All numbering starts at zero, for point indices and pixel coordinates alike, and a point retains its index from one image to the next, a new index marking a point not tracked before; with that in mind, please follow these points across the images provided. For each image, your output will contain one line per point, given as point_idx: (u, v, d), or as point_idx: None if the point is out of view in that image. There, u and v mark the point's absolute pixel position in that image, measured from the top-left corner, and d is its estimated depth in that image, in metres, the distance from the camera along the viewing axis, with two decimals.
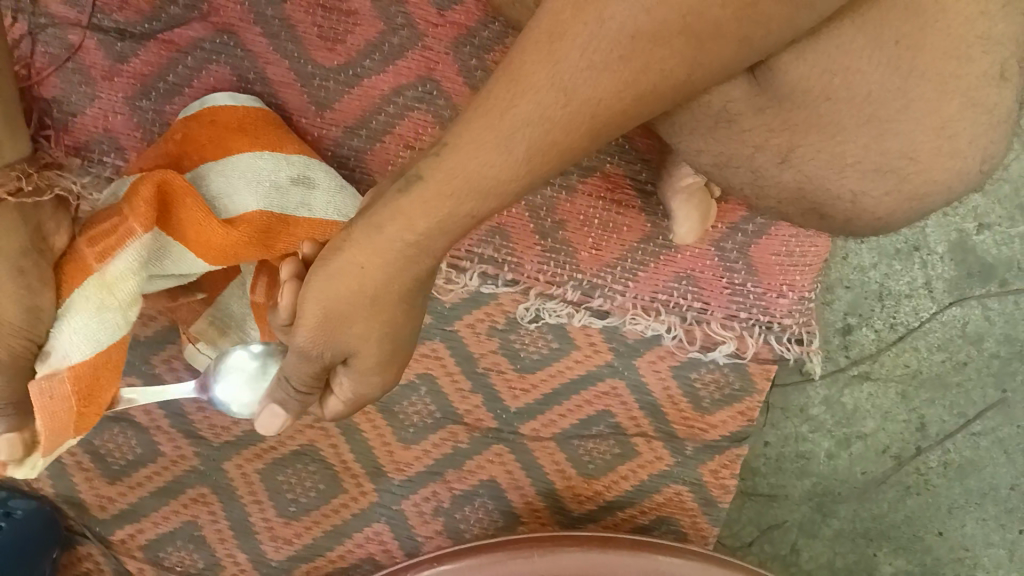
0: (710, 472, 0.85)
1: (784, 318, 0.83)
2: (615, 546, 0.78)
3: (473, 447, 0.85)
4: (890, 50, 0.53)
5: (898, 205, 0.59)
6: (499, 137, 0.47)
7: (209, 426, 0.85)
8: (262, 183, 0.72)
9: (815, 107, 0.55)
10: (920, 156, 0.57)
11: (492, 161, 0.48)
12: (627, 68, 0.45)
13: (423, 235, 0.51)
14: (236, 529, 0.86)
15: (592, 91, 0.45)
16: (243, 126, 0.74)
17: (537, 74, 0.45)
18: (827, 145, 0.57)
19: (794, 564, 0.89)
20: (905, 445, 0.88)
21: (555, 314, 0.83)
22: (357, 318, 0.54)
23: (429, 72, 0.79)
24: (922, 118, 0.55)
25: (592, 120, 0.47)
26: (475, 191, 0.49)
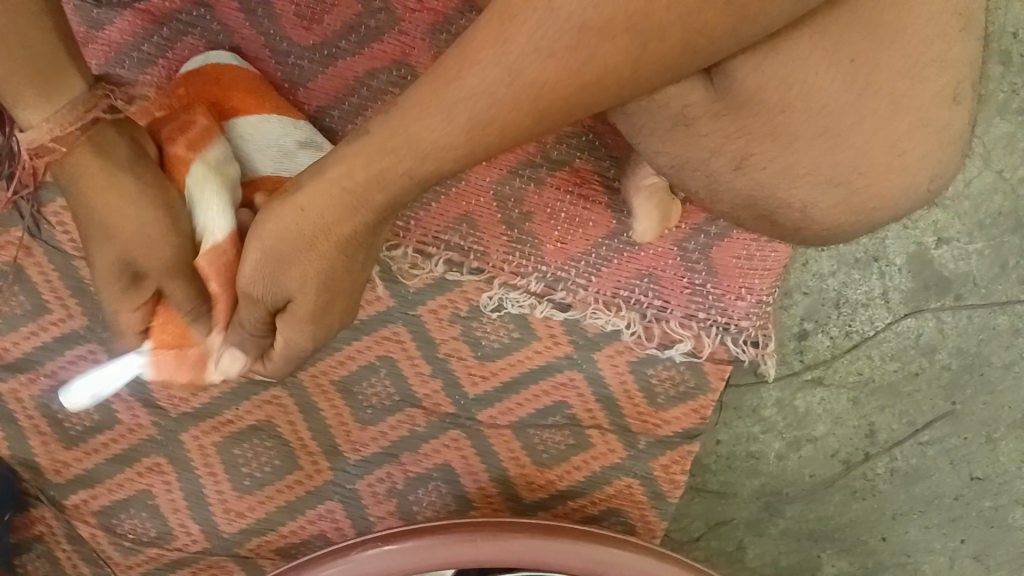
0: (661, 467, 0.86)
1: (741, 320, 0.84)
2: (558, 532, 0.79)
3: (430, 431, 0.87)
4: (845, 67, 0.55)
5: (844, 219, 0.60)
6: (442, 104, 0.48)
7: (168, 396, 0.86)
8: (269, 147, 0.72)
9: (770, 118, 0.56)
10: (872, 173, 0.58)
11: (431, 124, 0.48)
12: (571, 58, 0.45)
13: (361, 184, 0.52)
14: (189, 500, 0.86)
15: (537, 74, 0.46)
16: (246, 88, 0.74)
17: (484, 52, 0.46)
18: (781, 157, 0.58)
19: (739, 561, 0.91)
20: (854, 451, 0.90)
21: (518, 304, 0.84)
22: (296, 260, 0.55)
23: (404, 57, 0.79)
24: (871, 135, 0.56)
25: (535, 101, 0.47)
26: (416, 153, 0.50)
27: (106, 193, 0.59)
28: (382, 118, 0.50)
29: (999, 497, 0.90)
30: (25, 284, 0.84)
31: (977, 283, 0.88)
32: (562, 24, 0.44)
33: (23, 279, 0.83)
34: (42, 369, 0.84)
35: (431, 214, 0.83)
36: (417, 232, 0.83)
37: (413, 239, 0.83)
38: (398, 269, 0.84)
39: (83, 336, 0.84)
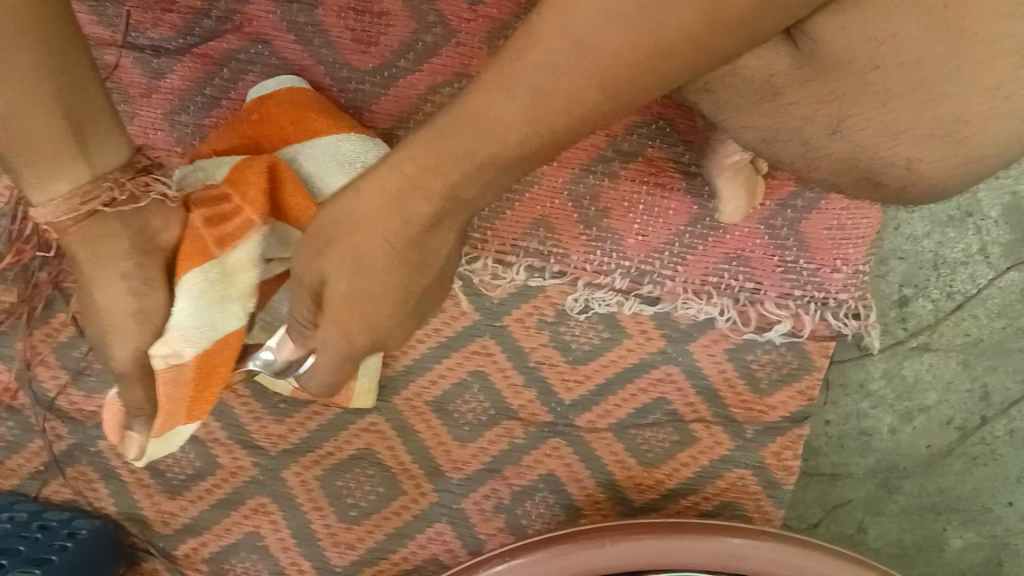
0: (772, 455, 0.84)
1: (839, 293, 0.81)
2: (684, 530, 0.76)
3: (530, 442, 0.85)
4: (935, 15, 0.52)
5: (952, 172, 0.58)
6: (506, 78, 0.46)
7: (267, 436, 0.85)
8: (348, 167, 0.72)
9: (863, 76, 0.54)
10: (976, 119, 0.55)
11: (493, 100, 0.47)
12: (640, 20, 0.43)
13: (422, 172, 0.51)
14: (298, 537, 0.86)
15: (603, 39, 0.44)
16: (320, 108, 0.75)
17: (551, 21, 0.44)
18: (878, 112, 0.55)
19: (861, 544, 0.88)
20: (969, 416, 0.86)
21: (604, 303, 0.83)
22: (344, 245, 0.54)
23: (464, 68, 0.78)
24: (973, 79, 0.53)
25: (601, 71, 0.45)
26: (475, 131, 0.48)
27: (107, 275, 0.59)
28: (447, 103, 0.50)
29: None
30: None
31: None
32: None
33: None
34: None
35: (508, 222, 0.82)
36: (496, 242, 0.82)
37: (492, 249, 0.82)
38: (480, 282, 0.83)
39: None
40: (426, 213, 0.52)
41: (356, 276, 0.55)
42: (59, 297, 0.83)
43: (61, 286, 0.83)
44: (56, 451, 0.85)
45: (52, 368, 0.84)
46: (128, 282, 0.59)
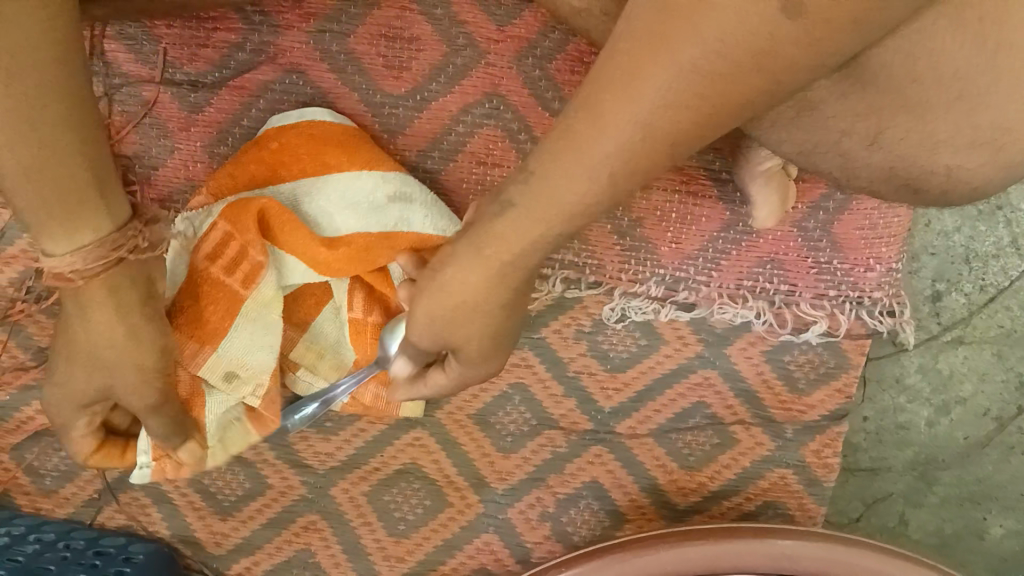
0: (812, 453, 0.85)
1: (874, 291, 0.82)
2: (737, 534, 0.77)
3: (572, 450, 0.86)
4: (974, 28, 0.53)
5: (994, 174, 0.59)
6: (584, 161, 0.48)
7: (314, 453, 0.87)
8: (358, 206, 0.77)
9: (901, 89, 0.56)
10: (1018, 128, 0.56)
11: (577, 183, 0.50)
12: (701, 106, 0.44)
13: (516, 251, 0.55)
14: (348, 552, 0.88)
15: (669, 125, 0.45)
16: (343, 142, 0.78)
17: (613, 111, 0.46)
18: (917, 125, 0.57)
19: (901, 535, 0.89)
20: (1005, 405, 0.87)
21: (640, 311, 0.84)
22: (461, 322, 0.59)
23: (495, 88, 0.81)
24: (1015, 91, 0.55)
25: (670, 146, 0.47)
26: (565, 207, 0.52)
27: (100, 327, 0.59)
28: (525, 181, 0.53)
29: None
30: None
31: None
32: (679, 72, 0.43)
33: None
34: None
35: None
36: None
37: None
38: None
39: None
40: (528, 266, 0.56)
41: (466, 329, 0.60)
42: None
43: None
44: (108, 477, 0.87)
45: None
46: (116, 333, 0.60)
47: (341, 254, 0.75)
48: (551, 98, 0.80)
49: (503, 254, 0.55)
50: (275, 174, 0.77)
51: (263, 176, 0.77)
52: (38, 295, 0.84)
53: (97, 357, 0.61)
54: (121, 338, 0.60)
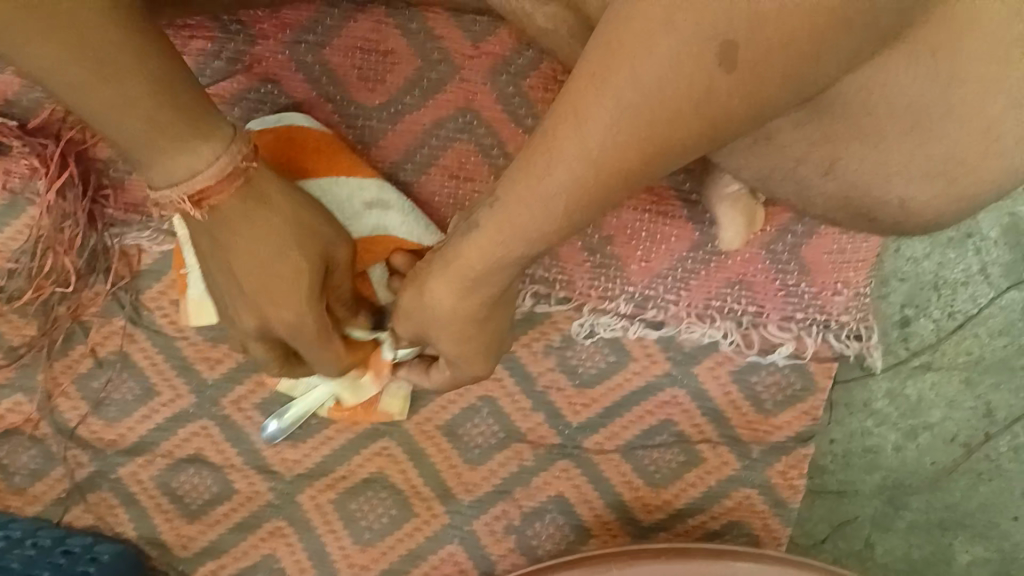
0: (778, 474, 0.85)
1: (841, 316, 0.82)
2: (688, 554, 0.77)
3: (539, 464, 0.87)
4: (927, 63, 0.54)
5: (946, 206, 0.63)
6: (537, 194, 0.50)
7: (282, 460, 0.88)
8: (339, 212, 0.76)
9: (856, 120, 0.59)
10: (968, 159, 0.60)
11: (533, 211, 0.51)
12: (645, 144, 0.46)
13: (481, 268, 0.57)
14: (314, 559, 0.88)
15: (617, 162, 0.47)
16: (318, 148, 0.77)
17: (565, 144, 0.47)
18: (870, 151, 0.61)
19: (869, 559, 0.89)
20: (973, 432, 0.87)
21: (609, 328, 0.84)
22: (438, 327, 0.64)
23: (468, 103, 0.82)
24: (963, 124, 0.58)
25: (623, 181, 0.48)
26: (523, 233, 0.53)
27: (260, 227, 0.60)
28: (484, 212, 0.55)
29: None
30: (132, 368, 0.87)
31: None
32: (623, 112, 0.45)
33: (129, 365, 0.87)
34: (158, 450, 0.88)
35: None
36: None
37: None
38: None
39: (193, 413, 0.87)
40: (495, 286, 0.59)
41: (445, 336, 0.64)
42: (78, 330, 0.86)
43: (80, 318, 0.86)
44: (76, 478, 0.87)
45: (73, 399, 0.87)
46: (268, 230, 0.60)
47: None
48: (524, 114, 0.81)
49: (472, 270, 0.57)
50: None
51: None
52: (9, 295, 0.84)
53: (279, 266, 0.61)
54: (265, 234, 0.60)
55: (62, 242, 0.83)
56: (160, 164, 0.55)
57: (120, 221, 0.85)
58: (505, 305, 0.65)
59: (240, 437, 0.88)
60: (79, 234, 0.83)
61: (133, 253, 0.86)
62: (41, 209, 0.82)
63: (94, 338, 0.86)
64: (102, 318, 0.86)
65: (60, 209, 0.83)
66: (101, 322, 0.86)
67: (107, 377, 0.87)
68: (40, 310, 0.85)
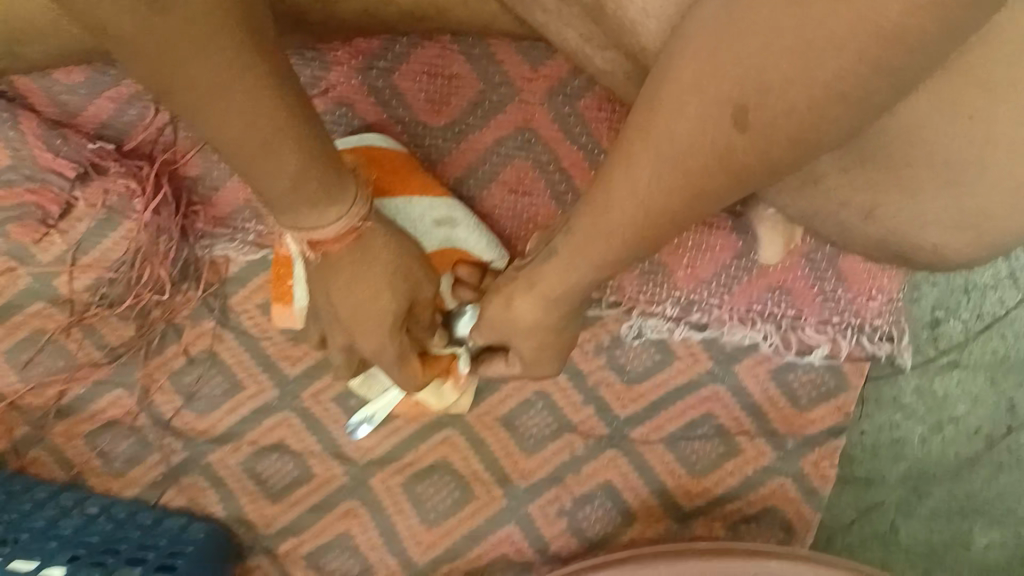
0: (810, 464, 0.92)
1: (874, 319, 0.89)
2: (729, 554, 0.85)
3: (589, 453, 0.95)
4: (965, 124, 0.61)
5: (973, 248, 0.70)
6: (601, 226, 0.62)
7: (355, 445, 0.97)
8: (416, 228, 0.82)
9: (897, 171, 0.66)
10: (995, 215, 0.67)
11: (599, 240, 0.63)
12: (682, 190, 0.55)
13: (559, 291, 0.70)
14: (384, 537, 0.97)
15: (659, 204, 0.57)
16: (394, 168, 0.84)
17: (619, 189, 0.59)
18: (907, 202, 0.67)
19: (892, 542, 0.95)
20: (995, 426, 0.93)
21: (656, 330, 0.91)
22: (519, 336, 0.75)
23: (527, 122, 0.88)
24: (998, 181, 0.65)
25: (671, 220, 0.59)
26: (594, 257, 0.65)
27: (365, 267, 0.68)
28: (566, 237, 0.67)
29: None
30: (220, 366, 0.96)
31: None
32: (664, 161, 0.54)
33: (218, 363, 0.96)
34: (244, 439, 0.97)
35: None
36: None
37: None
38: None
39: (276, 406, 0.96)
40: (572, 303, 0.72)
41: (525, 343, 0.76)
42: (171, 331, 0.96)
43: (173, 321, 0.95)
44: (171, 463, 0.97)
45: (168, 393, 0.96)
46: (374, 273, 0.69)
47: None
48: (579, 135, 0.87)
49: (552, 291, 0.70)
50: None
51: None
52: (110, 301, 0.95)
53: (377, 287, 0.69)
54: (371, 284, 0.69)
55: (158, 254, 0.93)
56: (292, 207, 0.61)
57: (209, 234, 0.94)
58: (578, 317, 0.76)
59: (317, 427, 0.96)
60: (173, 247, 0.93)
61: (221, 262, 0.95)
62: (139, 226, 0.93)
63: (186, 338, 0.96)
64: (192, 321, 0.95)
65: (155, 225, 0.93)
66: (191, 324, 0.95)
67: (197, 373, 0.96)
68: (138, 316, 0.95)
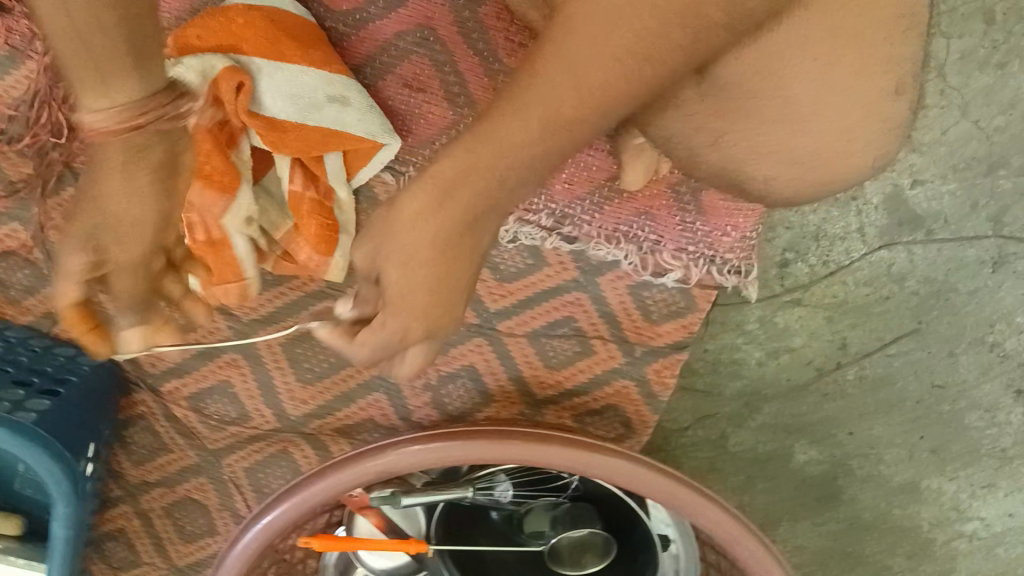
0: (653, 372, 1.01)
1: (725, 253, 0.95)
2: (549, 441, 0.87)
3: (458, 338, 1.02)
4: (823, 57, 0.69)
5: (806, 188, 0.79)
6: (497, 136, 0.60)
7: (240, 304, 1.03)
8: (302, 97, 0.89)
9: (744, 101, 0.72)
10: (824, 155, 0.76)
11: (499, 151, 0.60)
12: (591, 89, 0.56)
13: (452, 215, 0.62)
14: (262, 389, 1.04)
15: (565, 105, 0.57)
16: (296, 36, 0.91)
17: (524, 95, 0.58)
18: (750, 134, 0.75)
19: (721, 446, 1.06)
20: (827, 359, 1.03)
21: (530, 237, 0.97)
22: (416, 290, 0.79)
23: (426, 20, 0.95)
24: (823, 125, 0.74)
25: (571, 123, 0.58)
26: (486, 179, 0.61)
27: (119, 195, 0.58)
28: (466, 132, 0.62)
29: (957, 402, 1.03)
30: None
31: (949, 220, 0.98)
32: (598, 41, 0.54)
33: None
34: None
35: None
36: None
37: None
38: None
39: None
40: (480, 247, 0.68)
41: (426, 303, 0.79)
42: (68, 175, 0.98)
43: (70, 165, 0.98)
44: None
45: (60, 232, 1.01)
46: (134, 207, 0.59)
47: (282, 140, 0.88)
48: (477, 40, 0.94)
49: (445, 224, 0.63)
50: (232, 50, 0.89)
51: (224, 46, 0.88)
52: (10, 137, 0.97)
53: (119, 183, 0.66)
54: (137, 214, 0.59)
55: (55, 99, 0.94)
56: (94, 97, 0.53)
57: None
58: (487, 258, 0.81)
59: None
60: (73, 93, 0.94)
61: None
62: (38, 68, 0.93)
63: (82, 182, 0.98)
64: None
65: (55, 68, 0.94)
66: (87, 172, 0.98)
67: None
68: (36, 155, 0.97)
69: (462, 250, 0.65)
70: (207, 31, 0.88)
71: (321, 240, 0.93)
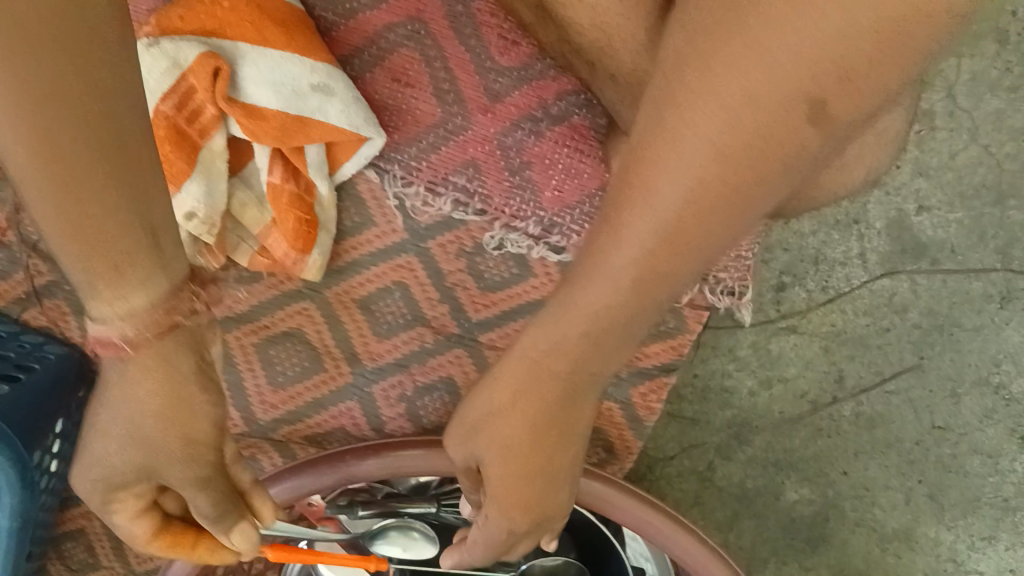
0: (638, 395, 0.95)
1: (719, 272, 0.94)
2: None
3: (437, 347, 0.96)
4: None
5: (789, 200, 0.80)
6: (566, 345, 0.63)
7: None
8: (285, 85, 0.88)
9: None
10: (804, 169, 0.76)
11: (575, 327, 0.62)
12: (657, 254, 0.56)
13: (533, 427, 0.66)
14: (232, 386, 0.97)
15: (633, 271, 0.58)
16: (283, 22, 0.90)
17: (585, 303, 0.61)
18: None
19: (708, 480, 0.98)
20: (822, 393, 0.98)
21: (516, 245, 0.94)
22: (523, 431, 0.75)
23: (417, 13, 0.96)
24: None
25: (654, 283, 0.58)
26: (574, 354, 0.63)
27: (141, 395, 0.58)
28: (547, 316, 0.64)
29: (958, 446, 0.97)
30: None
31: (954, 250, 0.96)
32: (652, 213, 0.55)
33: None
34: None
35: (441, 159, 0.94)
36: (428, 173, 0.95)
37: (424, 179, 0.95)
38: (410, 206, 0.96)
39: None
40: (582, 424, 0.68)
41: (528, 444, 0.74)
42: None
43: None
44: (36, 284, 1.01)
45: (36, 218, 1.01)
46: (166, 394, 0.58)
47: (262, 126, 0.86)
48: (468, 35, 0.95)
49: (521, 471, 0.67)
50: (218, 34, 0.88)
51: (210, 30, 0.88)
52: None
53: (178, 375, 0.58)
54: (163, 398, 0.58)
55: None
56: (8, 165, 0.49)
57: None
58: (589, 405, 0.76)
59: None
60: None
61: None
62: None
63: None
64: None
65: None
66: None
67: None
68: None
69: (567, 430, 0.67)
70: (195, 15, 0.88)
71: (296, 233, 0.90)
